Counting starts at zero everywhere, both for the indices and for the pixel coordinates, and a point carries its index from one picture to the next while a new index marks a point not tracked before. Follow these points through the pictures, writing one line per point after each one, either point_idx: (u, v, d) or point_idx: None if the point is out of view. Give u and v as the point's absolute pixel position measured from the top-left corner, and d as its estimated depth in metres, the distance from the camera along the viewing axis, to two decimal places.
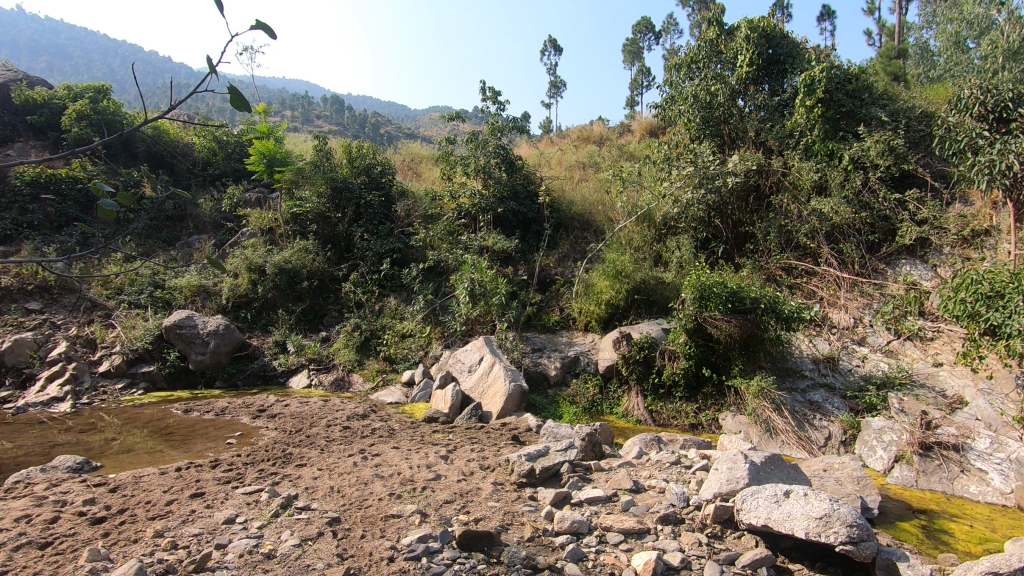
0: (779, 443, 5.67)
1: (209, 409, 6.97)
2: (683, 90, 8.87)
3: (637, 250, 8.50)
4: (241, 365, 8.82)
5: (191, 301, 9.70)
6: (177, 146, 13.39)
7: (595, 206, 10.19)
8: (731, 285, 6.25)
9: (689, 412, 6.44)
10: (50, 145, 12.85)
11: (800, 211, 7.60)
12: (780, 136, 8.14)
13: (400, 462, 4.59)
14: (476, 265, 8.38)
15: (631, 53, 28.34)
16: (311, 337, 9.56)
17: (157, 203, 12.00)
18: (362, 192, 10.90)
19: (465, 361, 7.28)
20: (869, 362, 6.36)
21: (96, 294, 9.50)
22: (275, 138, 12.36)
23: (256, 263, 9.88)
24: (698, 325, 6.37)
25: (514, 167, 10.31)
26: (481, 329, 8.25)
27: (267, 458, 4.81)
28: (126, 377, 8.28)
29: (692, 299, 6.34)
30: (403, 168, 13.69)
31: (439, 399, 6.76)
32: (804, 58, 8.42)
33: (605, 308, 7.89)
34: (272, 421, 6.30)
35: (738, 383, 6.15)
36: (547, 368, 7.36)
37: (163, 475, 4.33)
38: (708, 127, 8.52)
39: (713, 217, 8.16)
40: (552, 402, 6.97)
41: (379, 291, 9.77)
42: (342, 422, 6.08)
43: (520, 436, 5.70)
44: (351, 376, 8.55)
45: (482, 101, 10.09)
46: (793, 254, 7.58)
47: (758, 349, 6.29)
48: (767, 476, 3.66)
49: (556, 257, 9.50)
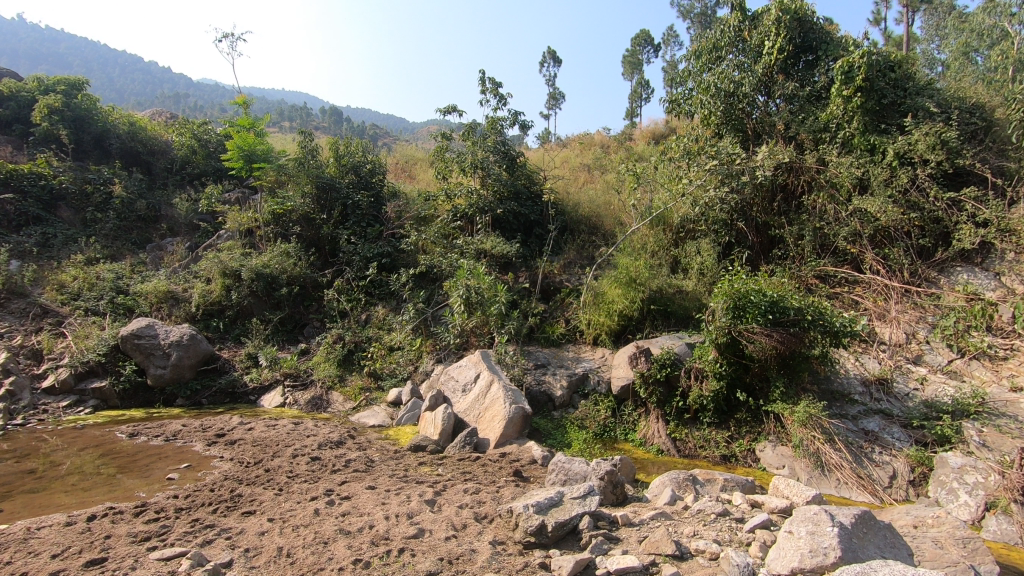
0: (833, 481, 4.76)
1: (159, 433, 5.96)
2: (701, 82, 8.09)
3: (652, 256, 7.75)
4: (207, 380, 7.84)
5: (157, 308, 8.72)
6: (155, 143, 12.56)
7: (603, 208, 9.34)
8: (771, 294, 5.33)
9: (719, 441, 5.52)
10: (15, 139, 11.97)
11: (837, 211, 6.80)
12: (813, 130, 7.29)
13: (374, 511, 3.62)
14: (472, 270, 7.47)
15: (630, 65, 27.75)
16: (288, 349, 8.63)
17: (128, 202, 11.09)
18: (349, 192, 10.07)
19: (459, 379, 6.35)
20: (929, 385, 5.47)
21: (48, 300, 8.56)
22: (256, 132, 11.32)
23: (231, 267, 8.95)
24: (731, 339, 5.47)
25: (515, 165, 9.42)
26: (478, 342, 7.34)
27: (208, 503, 3.84)
28: (74, 394, 7.30)
29: (725, 310, 5.45)
30: (394, 170, 12.73)
31: (429, 423, 5.83)
32: (839, 44, 7.55)
33: (616, 319, 7.03)
34: (229, 449, 5.32)
35: (779, 409, 5.24)
36: (552, 388, 6.44)
37: (66, 529, 3.38)
38: (730, 122, 7.81)
39: (735, 220, 7.50)
40: (558, 428, 6.04)
41: (364, 299, 8.84)
42: (310, 451, 5.12)
43: (524, 471, 4.81)
44: (331, 394, 7.55)
45: (481, 94, 9.41)
46: (830, 261, 6.77)
47: (802, 368, 5.39)
48: (862, 545, 2.72)
49: (561, 263, 8.61)
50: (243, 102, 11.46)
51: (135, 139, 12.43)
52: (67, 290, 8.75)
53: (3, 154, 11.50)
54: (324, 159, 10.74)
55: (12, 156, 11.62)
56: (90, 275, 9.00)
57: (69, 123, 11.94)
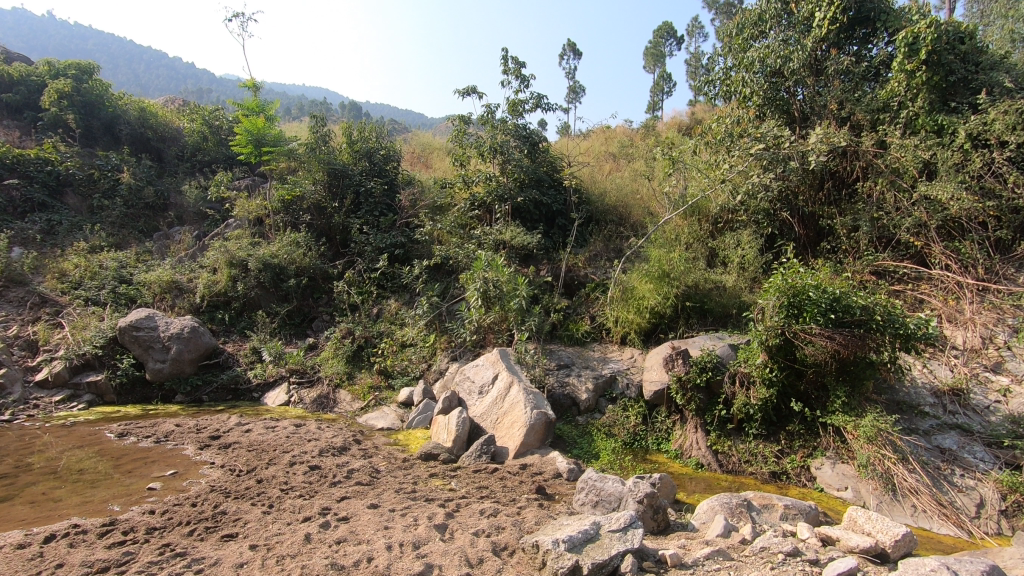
0: (908, 509, 4.13)
1: (150, 433, 5.50)
2: (742, 59, 7.36)
3: (687, 247, 7.23)
4: (209, 375, 7.39)
5: (160, 299, 8.30)
6: (166, 129, 12.21)
7: (631, 197, 8.71)
8: (833, 290, 4.67)
9: (767, 455, 4.90)
10: (25, 125, 11.68)
11: (898, 200, 6.11)
12: (871, 109, 6.55)
13: (374, 539, 3.09)
14: (490, 262, 6.90)
15: (652, 57, 26.79)
16: (295, 344, 8.16)
17: (136, 189, 10.73)
18: (362, 179, 9.54)
19: (475, 380, 5.77)
20: (1014, 398, 4.77)
21: (48, 288, 8.20)
22: (266, 115, 10.76)
23: (237, 257, 8.52)
24: (784, 341, 4.84)
25: (537, 150, 8.82)
26: (496, 340, 6.78)
27: (185, 523, 3.34)
28: (68, 388, 6.87)
29: (777, 308, 4.81)
30: (409, 158, 12.17)
31: (441, 428, 5.29)
32: (901, 15, 6.69)
33: (647, 317, 6.42)
34: (222, 454, 4.84)
35: (840, 422, 4.59)
36: (577, 391, 5.85)
37: (15, 554, 2.90)
38: (775, 103, 7.15)
39: (779, 209, 6.96)
40: (584, 435, 5.44)
41: (376, 292, 8.33)
42: (310, 459, 4.60)
43: (547, 488, 4.24)
44: (338, 393, 7.04)
45: (502, 74, 8.81)
46: (891, 255, 6.10)
47: (866, 376, 4.72)
48: None
49: (586, 256, 7.96)
50: (253, 85, 10.94)
51: (145, 125, 12.08)
52: (68, 279, 8.37)
53: (11, 139, 11.20)
54: (335, 145, 10.23)
55: (19, 142, 11.32)
56: (92, 263, 8.62)
57: (79, 108, 11.64)
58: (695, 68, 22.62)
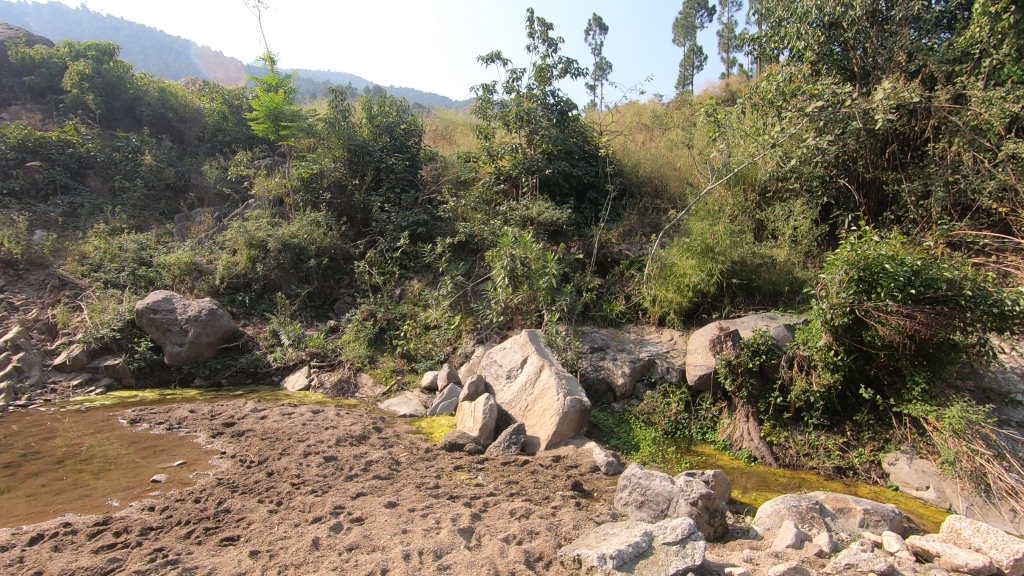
0: (1006, 514, 3.58)
1: (163, 420, 5.24)
2: (794, 10, 6.61)
3: (731, 220, 6.69)
4: (228, 359, 7.15)
5: (180, 281, 8.09)
6: (186, 110, 11.96)
7: (668, 168, 8.10)
8: (913, 262, 4.07)
9: (831, 448, 4.37)
10: (48, 108, 11.59)
11: (979, 161, 5.41)
12: (947, 60, 5.81)
13: (390, 545, 2.71)
14: (518, 238, 6.42)
15: (682, 29, 25.55)
16: (316, 326, 7.86)
17: (157, 171, 10.55)
18: (383, 155, 9.12)
19: (503, 364, 5.34)
20: None
21: (68, 271, 8.05)
22: (285, 90, 10.37)
23: (257, 237, 8.23)
24: (852, 320, 4.27)
25: (567, 119, 8.17)
26: (524, 321, 6.34)
27: (184, 522, 3.01)
28: (86, 372, 6.71)
29: (845, 283, 4.24)
30: (432, 134, 11.70)
31: (467, 416, 4.90)
32: None
33: (689, 295, 5.88)
34: (233, 443, 4.53)
35: (919, 412, 4.03)
36: (612, 375, 5.39)
37: None
38: (833, 58, 6.42)
39: (836, 176, 6.32)
40: (621, 424, 4.98)
41: (399, 272, 7.93)
42: (325, 449, 4.25)
43: (584, 484, 3.81)
44: (359, 377, 6.72)
45: (528, 38, 8.23)
46: (968, 223, 5.44)
47: (950, 361, 4.12)
48: None
49: (621, 231, 7.41)
50: (270, 60, 10.55)
51: (166, 107, 11.87)
52: (88, 261, 8.21)
53: (34, 123, 11.12)
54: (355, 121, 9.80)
55: (42, 125, 11.24)
56: (112, 245, 8.44)
57: (100, 90, 11.48)
58: (729, 40, 21.42)
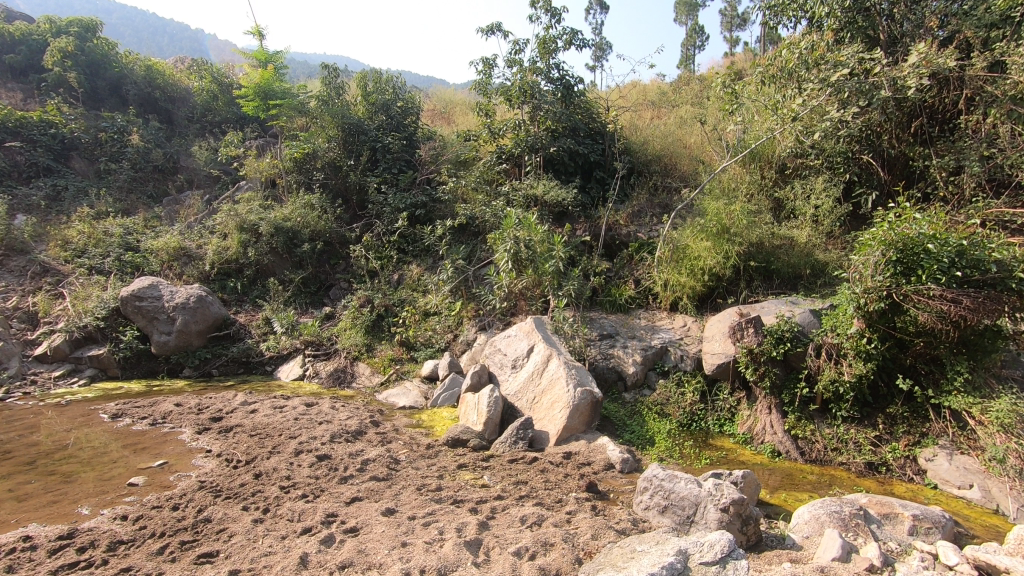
0: None
1: (147, 414, 4.92)
2: None
3: (747, 199, 6.33)
4: (219, 349, 6.82)
5: (168, 267, 7.74)
6: (174, 89, 11.51)
7: (679, 147, 7.71)
8: (957, 241, 3.74)
9: (863, 442, 4.07)
10: (29, 87, 11.10)
11: (1017, 133, 5.04)
12: (984, 25, 5.41)
13: (388, 563, 2.40)
14: (522, 220, 6.06)
15: (685, 6, 24.78)
16: (311, 313, 7.52)
17: (144, 152, 10.12)
18: (378, 134, 8.69)
19: (508, 353, 5.01)
20: None
21: (51, 257, 7.69)
22: (275, 66, 9.88)
23: (248, 220, 7.86)
24: (888, 305, 3.93)
25: (572, 94, 7.73)
26: (529, 307, 6.00)
27: (158, 534, 2.71)
28: (69, 362, 6.40)
29: (883, 265, 3.90)
30: (429, 113, 11.23)
31: (470, 409, 4.58)
32: None
33: (704, 279, 5.53)
34: (220, 440, 4.21)
35: (962, 405, 3.74)
36: (623, 364, 5.06)
37: None
38: (860, 25, 5.99)
39: (859, 152, 5.97)
40: (634, 416, 4.68)
41: (396, 256, 7.58)
42: (318, 447, 3.94)
43: (599, 484, 3.50)
44: (356, 366, 6.40)
45: (531, 8, 7.76)
46: (1005, 201, 5.09)
47: (995, 349, 3.82)
48: None
49: (629, 211, 7.04)
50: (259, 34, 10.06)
51: (153, 86, 11.41)
52: (72, 246, 7.83)
53: (14, 102, 10.66)
54: (349, 99, 9.35)
55: (24, 104, 10.76)
56: (97, 230, 8.06)
57: (83, 68, 11.00)
58: (733, 19, 20.76)
